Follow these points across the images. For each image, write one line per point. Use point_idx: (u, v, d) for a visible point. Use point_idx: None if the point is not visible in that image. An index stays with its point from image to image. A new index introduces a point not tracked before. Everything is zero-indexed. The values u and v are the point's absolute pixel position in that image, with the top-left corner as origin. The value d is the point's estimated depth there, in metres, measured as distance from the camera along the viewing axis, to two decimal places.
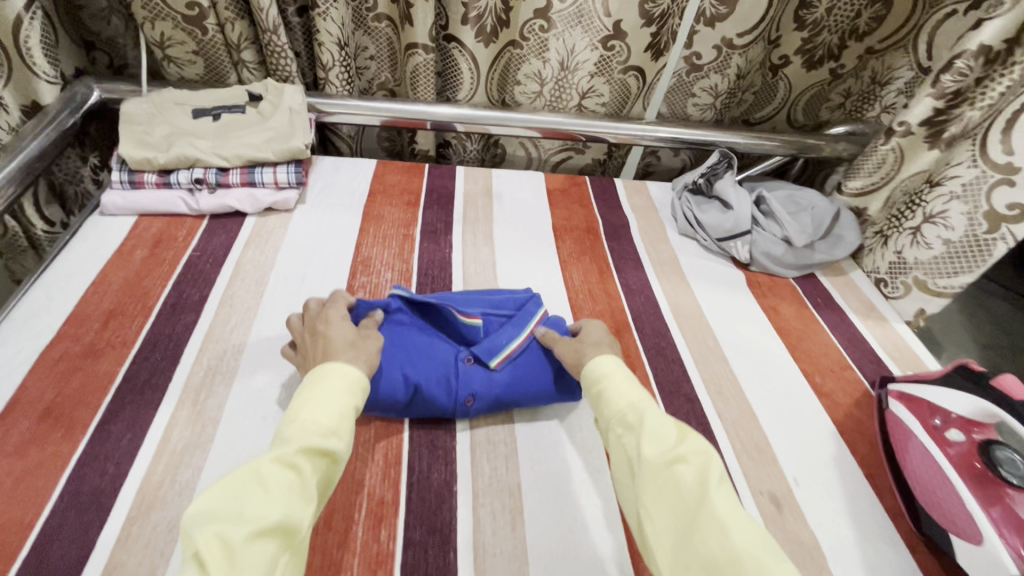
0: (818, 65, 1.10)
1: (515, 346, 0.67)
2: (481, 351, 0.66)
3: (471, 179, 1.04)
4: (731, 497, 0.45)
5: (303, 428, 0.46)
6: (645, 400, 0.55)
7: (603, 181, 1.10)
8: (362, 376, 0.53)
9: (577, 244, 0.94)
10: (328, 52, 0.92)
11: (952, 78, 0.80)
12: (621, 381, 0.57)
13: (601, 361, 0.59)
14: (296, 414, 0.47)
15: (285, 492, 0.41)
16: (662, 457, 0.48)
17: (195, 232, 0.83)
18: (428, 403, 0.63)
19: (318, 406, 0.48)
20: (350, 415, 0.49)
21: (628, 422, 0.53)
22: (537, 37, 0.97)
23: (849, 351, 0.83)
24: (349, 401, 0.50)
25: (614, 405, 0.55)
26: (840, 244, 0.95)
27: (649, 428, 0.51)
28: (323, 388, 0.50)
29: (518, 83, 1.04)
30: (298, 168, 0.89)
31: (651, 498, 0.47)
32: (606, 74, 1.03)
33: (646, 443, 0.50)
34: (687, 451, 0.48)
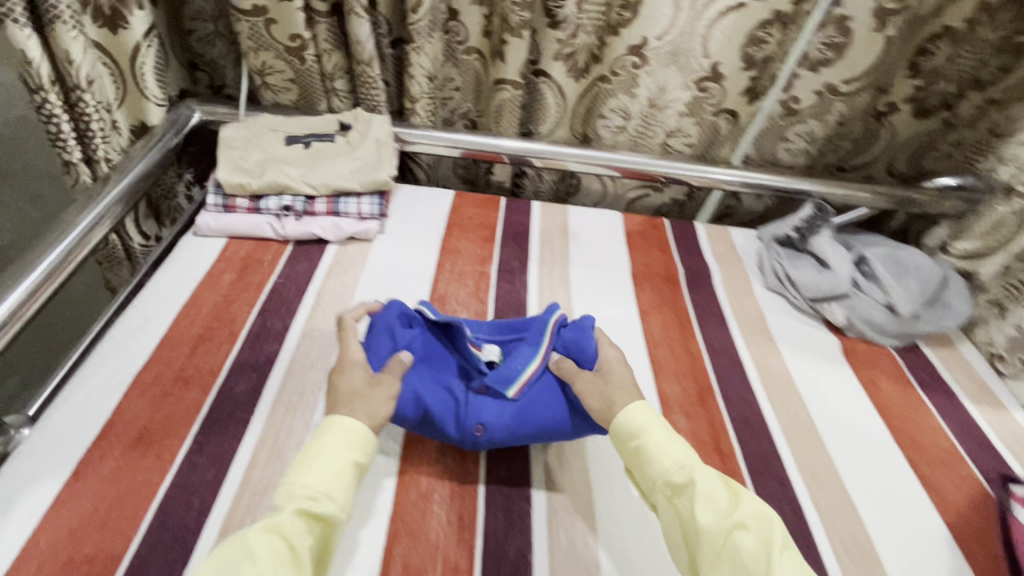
0: (930, 114, 1.02)
1: (529, 373, 0.64)
2: (494, 381, 0.63)
3: (548, 216, 1.02)
4: (795, 559, 0.46)
5: (297, 495, 0.46)
6: (690, 453, 0.53)
7: (683, 224, 1.05)
8: (367, 431, 0.52)
9: (656, 292, 0.90)
10: (418, 85, 0.93)
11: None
12: (659, 432, 0.54)
13: (635, 412, 0.55)
14: (289, 480, 0.48)
15: (275, 569, 0.42)
16: (720, 524, 0.48)
17: (280, 258, 0.84)
18: (439, 428, 0.62)
19: (315, 470, 0.48)
20: (345, 477, 0.49)
21: (676, 485, 0.51)
22: (628, 73, 0.93)
23: (960, 440, 0.76)
24: (343, 462, 0.50)
25: (659, 464, 0.52)
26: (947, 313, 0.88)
27: (702, 489, 0.50)
28: (320, 449, 0.50)
29: (601, 117, 1.01)
30: (382, 201, 0.90)
31: (714, 572, 0.47)
32: (696, 116, 0.99)
33: (701, 509, 0.49)
34: (745, 518, 0.48)
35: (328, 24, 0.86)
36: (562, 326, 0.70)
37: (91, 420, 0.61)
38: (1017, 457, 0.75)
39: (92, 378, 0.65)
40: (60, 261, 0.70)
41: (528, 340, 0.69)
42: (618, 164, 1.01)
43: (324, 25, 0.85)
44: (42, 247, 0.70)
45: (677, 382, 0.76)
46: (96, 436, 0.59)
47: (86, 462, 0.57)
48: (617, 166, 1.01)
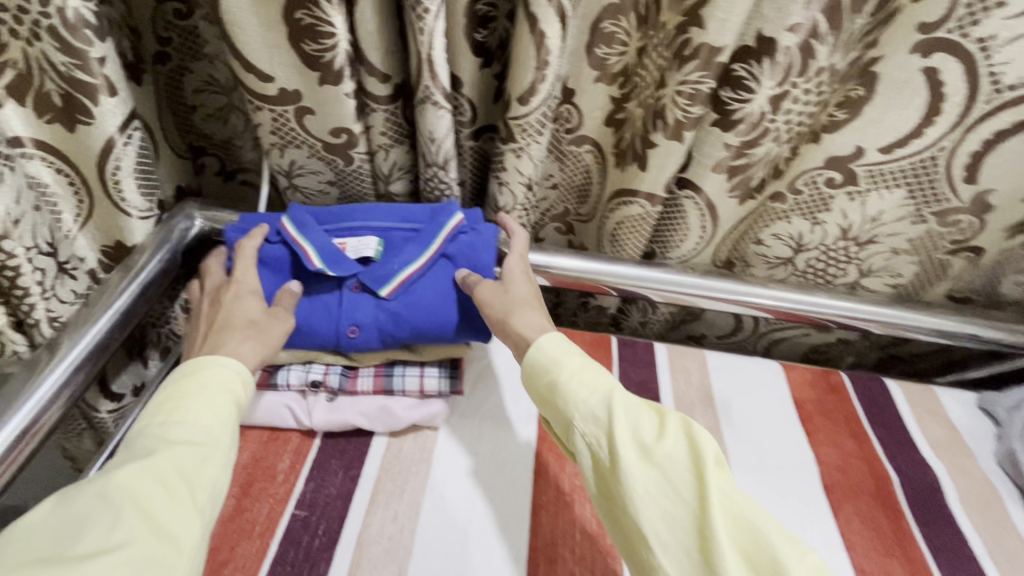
0: None
1: (410, 271, 0.57)
2: (368, 277, 0.56)
3: (681, 375, 0.71)
4: (730, 478, 0.42)
5: (161, 433, 0.42)
6: (609, 382, 0.48)
7: (870, 383, 0.74)
8: (244, 369, 0.48)
9: (868, 526, 0.58)
10: (509, 193, 0.64)
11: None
12: (573, 360, 0.50)
13: (543, 343, 0.51)
14: (156, 421, 0.43)
15: (143, 509, 0.37)
16: (642, 453, 0.43)
17: (301, 466, 0.55)
18: (302, 337, 0.57)
19: (191, 405, 0.44)
20: (229, 415, 0.45)
21: (598, 416, 0.45)
22: (816, 192, 0.64)
23: None
24: (228, 400, 0.46)
25: (572, 396, 0.47)
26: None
27: (623, 417, 0.45)
28: (185, 389, 0.45)
29: (758, 242, 0.72)
30: (454, 372, 0.61)
31: (642, 499, 0.42)
32: (921, 254, 0.68)
33: (625, 437, 0.43)
34: (667, 441, 0.43)
35: (388, 112, 0.58)
36: (461, 231, 0.61)
37: None
38: None
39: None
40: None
41: (418, 236, 0.59)
42: (783, 306, 0.71)
43: (384, 117, 0.58)
44: None
45: None
46: None
47: None
48: (782, 310, 0.71)
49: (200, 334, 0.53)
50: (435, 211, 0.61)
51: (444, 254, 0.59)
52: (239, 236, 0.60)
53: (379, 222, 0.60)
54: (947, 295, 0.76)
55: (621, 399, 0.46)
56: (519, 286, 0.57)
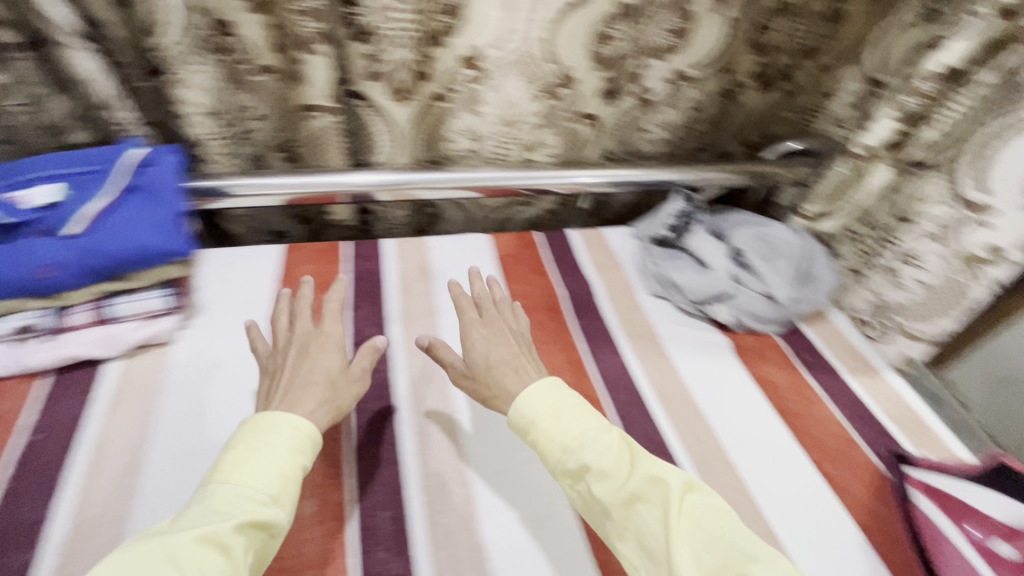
0: (773, 85, 1.02)
1: (90, 208, 0.63)
2: (50, 219, 0.62)
3: (405, 256, 0.87)
4: (700, 500, 0.53)
5: (234, 487, 0.47)
6: (581, 437, 0.56)
7: (556, 236, 0.96)
8: (313, 434, 0.54)
9: (540, 328, 0.80)
10: (195, 123, 0.75)
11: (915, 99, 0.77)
12: (551, 421, 0.58)
13: (526, 405, 0.60)
14: (231, 477, 0.48)
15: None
16: (619, 498, 0.53)
17: (28, 404, 0.60)
18: None
19: (252, 470, 0.48)
20: (292, 480, 0.50)
21: (574, 470, 0.55)
22: (466, 88, 0.80)
23: (851, 422, 0.76)
24: (295, 463, 0.51)
25: (550, 455, 0.57)
26: (822, 283, 0.89)
27: (596, 469, 0.54)
28: (252, 449, 0.50)
29: (446, 139, 0.86)
30: (172, 291, 0.68)
31: (623, 536, 0.52)
32: (553, 125, 0.89)
33: (597, 484, 0.54)
34: (639, 488, 0.52)
35: (32, 62, 0.64)
36: (146, 164, 0.68)
37: None
38: (908, 433, 0.76)
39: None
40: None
41: (98, 176, 0.65)
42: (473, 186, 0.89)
43: (27, 64, 0.64)
44: None
45: None
46: None
47: None
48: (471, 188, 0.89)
49: (284, 385, 0.59)
50: (114, 151, 0.67)
51: (129, 189, 0.66)
52: None
53: (55, 169, 0.65)
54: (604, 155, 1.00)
55: (592, 453, 0.55)
56: (478, 347, 0.67)
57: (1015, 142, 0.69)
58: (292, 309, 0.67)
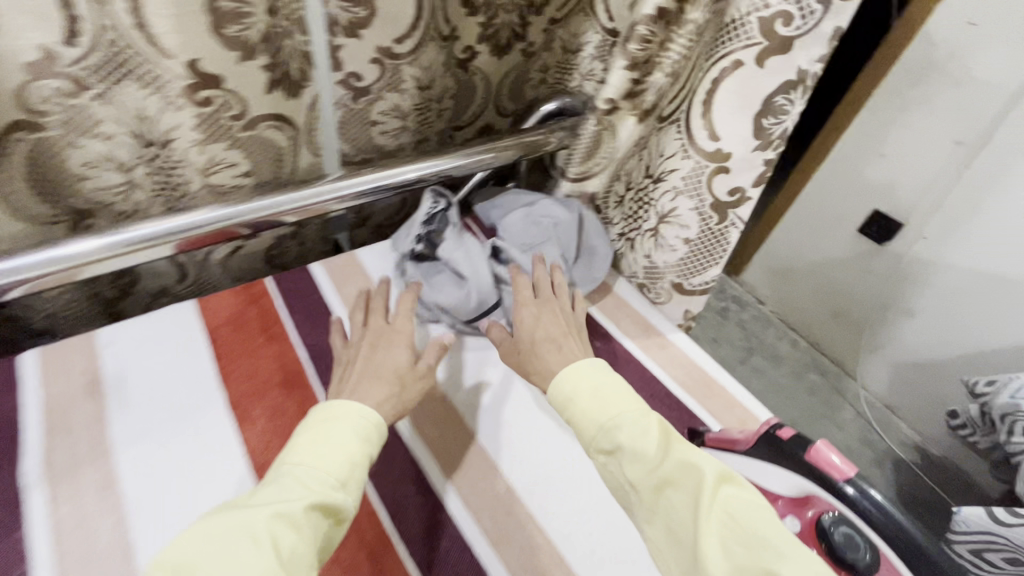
0: (508, 50, 0.91)
1: None
2: None
3: (55, 378, 0.60)
4: (741, 488, 0.45)
5: (302, 470, 0.45)
6: (626, 409, 0.51)
7: (294, 276, 0.77)
8: (377, 424, 0.52)
9: (274, 420, 0.61)
10: None
11: (638, 46, 0.67)
12: (590, 400, 0.53)
13: (561, 382, 0.56)
14: (304, 459, 0.47)
15: (279, 554, 0.39)
16: (649, 482, 0.46)
17: None
18: None
19: (326, 451, 0.47)
20: (359, 465, 0.48)
21: (607, 448, 0.49)
22: (61, 109, 0.55)
23: (644, 406, 0.72)
24: (361, 451, 0.49)
25: (584, 432, 0.51)
26: (597, 252, 0.83)
27: (630, 449, 0.48)
28: (330, 430, 0.49)
29: (74, 183, 0.62)
30: None
31: (655, 518, 0.46)
32: (228, 138, 0.68)
33: (628, 465, 0.47)
34: (670, 472, 0.46)
35: None
36: None
37: None
38: (699, 398, 0.73)
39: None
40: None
41: None
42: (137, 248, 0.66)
43: None
44: None
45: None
46: None
47: None
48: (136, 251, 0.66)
49: (351, 374, 0.59)
50: None
51: None
52: None
53: None
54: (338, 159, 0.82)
55: (627, 430, 0.49)
56: (530, 331, 0.64)
57: (726, 82, 0.64)
58: (367, 301, 0.68)
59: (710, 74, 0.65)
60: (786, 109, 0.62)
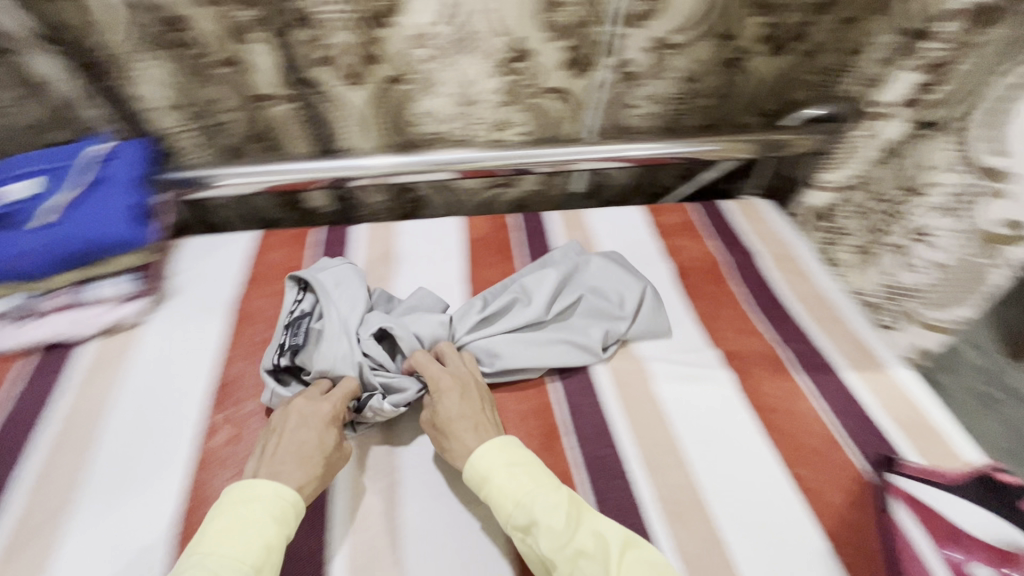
0: (784, 49, 0.93)
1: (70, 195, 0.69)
2: (24, 208, 0.67)
3: (373, 242, 0.86)
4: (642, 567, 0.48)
5: (215, 557, 0.45)
6: (533, 488, 0.53)
7: (533, 220, 0.92)
8: (295, 504, 0.52)
9: None
10: (164, 116, 0.77)
11: (937, 46, 0.68)
12: (505, 477, 0.53)
13: (474, 457, 0.55)
14: (207, 547, 0.46)
15: None
16: (563, 551, 0.49)
17: (10, 379, 0.65)
18: None
19: (234, 537, 0.47)
20: (272, 548, 0.48)
21: (523, 527, 0.51)
22: (420, 69, 0.77)
23: (839, 420, 0.68)
24: (270, 535, 0.48)
25: (501, 510, 0.52)
26: (520, 342, 0.70)
27: (545, 525, 0.50)
28: (243, 515, 0.49)
29: (412, 123, 0.85)
30: (139, 276, 0.72)
31: None
32: (520, 102, 0.85)
33: (543, 540, 0.49)
34: (580, 542, 0.49)
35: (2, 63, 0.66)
36: (111, 158, 0.73)
37: None
38: (909, 437, 0.66)
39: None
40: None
41: (59, 173, 0.70)
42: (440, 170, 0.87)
43: None
44: None
45: (517, 441, 0.64)
46: None
47: None
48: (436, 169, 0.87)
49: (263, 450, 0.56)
50: (93, 145, 0.73)
51: (95, 181, 0.71)
52: None
53: (41, 164, 0.71)
54: (602, 138, 0.95)
55: (541, 505, 0.51)
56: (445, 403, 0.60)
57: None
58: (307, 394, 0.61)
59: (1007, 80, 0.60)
60: None
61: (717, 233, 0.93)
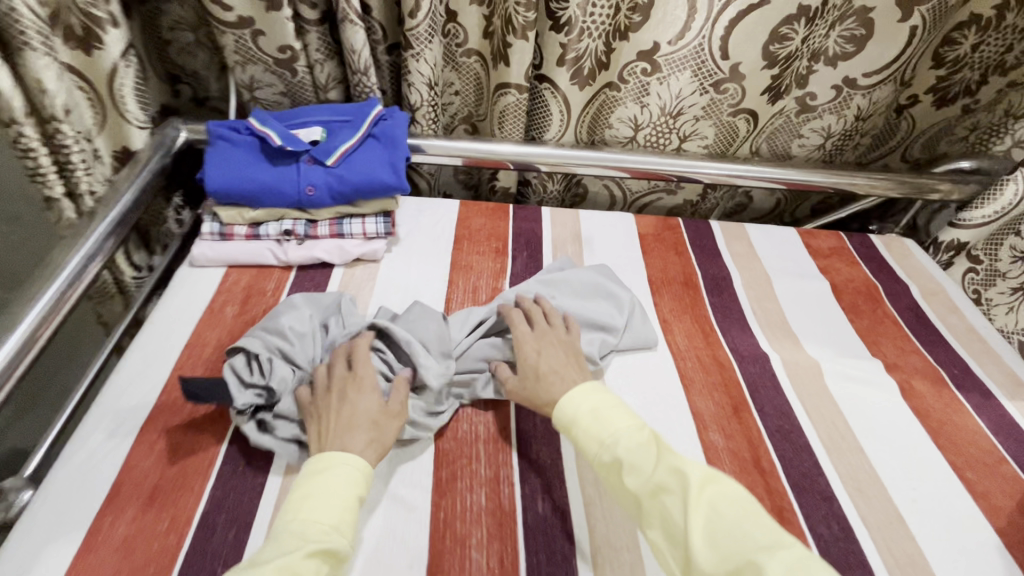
0: (949, 102, 1.03)
1: (348, 145, 0.79)
2: (316, 152, 0.78)
3: (559, 222, 0.98)
4: (718, 491, 0.49)
5: (301, 520, 0.47)
6: (617, 430, 0.56)
7: (698, 224, 1.03)
8: (368, 468, 0.53)
9: (677, 302, 0.87)
10: (417, 92, 0.89)
11: None
12: (589, 420, 0.58)
13: (566, 405, 0.60)
14: (296, 514, 0.48)
15: None
16: (646, 488, 0.51)
17: (282, 286, 0.79)
18: (274, 194, 0.78)
19: (317, 502, 0.49)
20: (350, 511, 0.49)
21: (608, 464, 0.54)
22: (638, 80, 0.89)
23: (998, 438, 0.74)
24: (348, 499, 0.50)
25: (588, 450, 0.56)
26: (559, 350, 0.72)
27: (628, 462, 0.52)
28: (320, 483, 0.50)
29: (609, 125, 0.97)
30: (387, 219, 0.84)
31: (655, 531, 0.49)
32: (713, 117, 0.95)
33: (628, 475, 0.52)
34: (664, 473, 0.50)
35: (319, 32, 0.81)
36: (382, 118, 0.84)
37: (107, 461, 0.58)
38: None
39: (60, 474, 0.57)
40: (40, 322, 0.62)
41: (350, 124, 0.81)
42: (616, 167, 0.97)
43: (315, 36, 0.81)
44: (42, 279, 0.66)
45: (710, 406, 0.72)
46: (107, 495, 0.56)
47: (97, 529, 0.53)
48: (611, 165, 0.96)
49: (326, 427, 0.56)
50: (369, 107, 0.84)
51: (371, 135, 0.82)
52: (224, 130, 0.80)
53: (325, 116, 0.83)
54: (753, 151, 1.05)
55: (623, 445, 0.54)
56: (537, 360, 0.66)
57: None
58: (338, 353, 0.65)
59: None
60: None
61: (865, 261, 1.01)
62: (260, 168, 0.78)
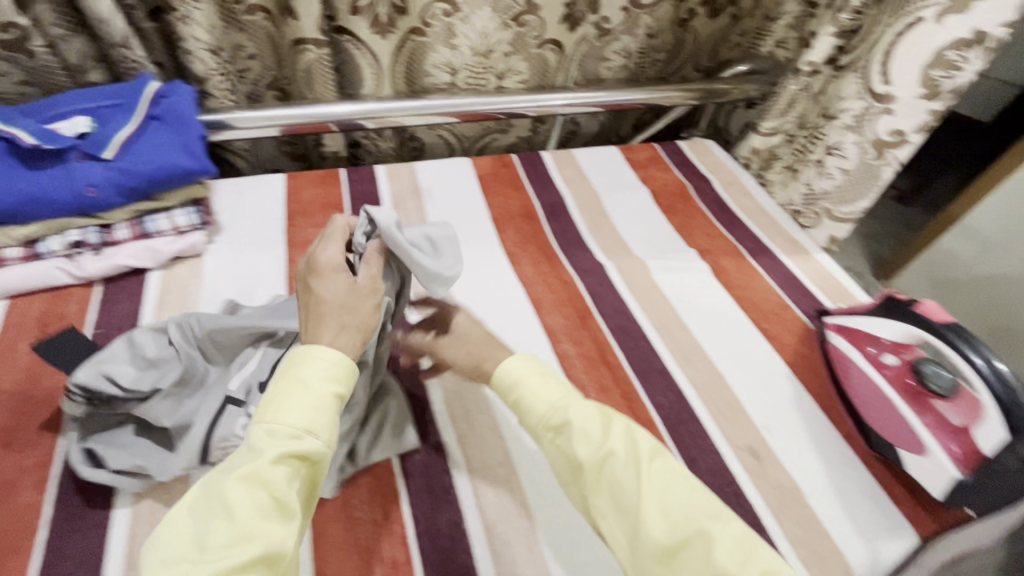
0: (720, 12, 1.14)
1: (125, 132, 0.70)
2: (86, 145, 0.68)
3: (395, 177, 0.96)
4: (663, 467, 0.48)
5: (268, 424, 0.42)
6: (567, 396, 0.53)
7: (530, 157, 1.07)
8: (348, 361, 0.46)
9: (518, 233, 0.92)
10: (199, 61, 0.79)
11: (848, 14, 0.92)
12: (531, 391, 0.53)
13: (510, 369, 0.55)
14: (265, 413, 0.42)
15: (254, 518, 0.37)
16: (594, 455, 0.49)
17: (87, 306, 0.70)
18: (44, 203, 0.67)
19: (291, 400, 0.42)
20: (331, 409, 0.43)
21: (554, 425, 0.51)
22: (441, 22, 0.89)
23: (785, 291, 0.90)
24: (330, 391, 0.44)
25: (535, 413, 0.52)
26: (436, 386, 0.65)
27: (576, 430, 0.50)
28: (296, 374, 0.44)
29: (425, 74, 0.96)
30: (199, 209, 0.78)
31: (598, 499, 0.48)
32: (522, 51, 0.99)
33: (578, 443, 0.49)
34: (613, 445, 0.49)
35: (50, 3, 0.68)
36: (162, 95, 0.75)
37: None
38: (827, 293, 0.91)
39: None
40: None
41: (122, 107, 0.72)
42: (439, 113, 0.96)
43: (46, 7, 0.68)
44: None
45: (558, 318, 0.80)
46: None
47: None
48: (431, 112, 0.95)
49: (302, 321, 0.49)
50: (139, 84, 0.74)
51: (152, 117, 0.73)
52: None
53: (87, 103, 0.72)
54: (567, 80, 1.10)
55: (577, 414, 0.51)
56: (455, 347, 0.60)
57: (910, 34, 0.83)
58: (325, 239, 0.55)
59: (896, 28, 0.84)
60: (957, 65, 0.80)
61: (676, 165, 1.13)
62: (14, 175, 0.66)
